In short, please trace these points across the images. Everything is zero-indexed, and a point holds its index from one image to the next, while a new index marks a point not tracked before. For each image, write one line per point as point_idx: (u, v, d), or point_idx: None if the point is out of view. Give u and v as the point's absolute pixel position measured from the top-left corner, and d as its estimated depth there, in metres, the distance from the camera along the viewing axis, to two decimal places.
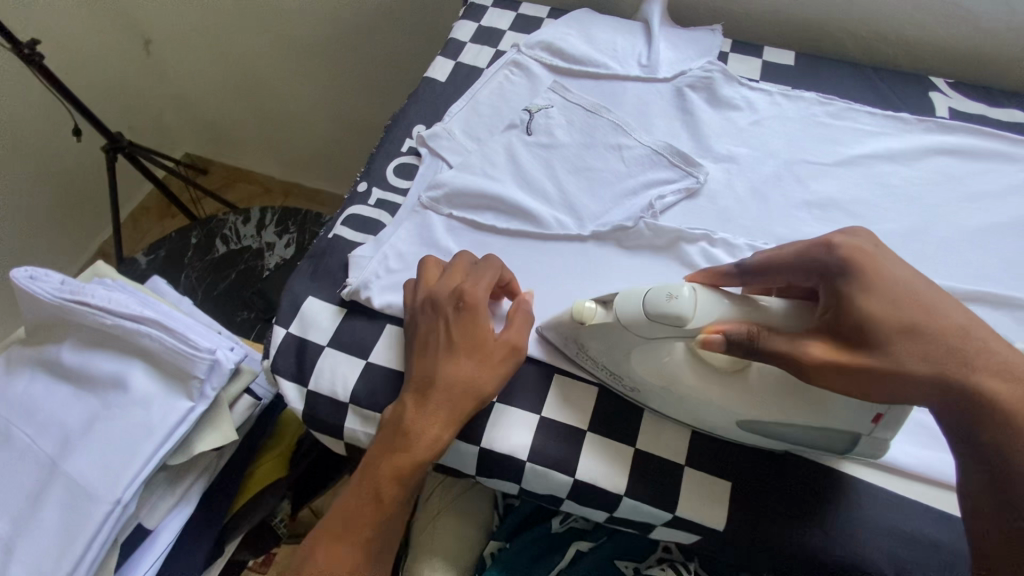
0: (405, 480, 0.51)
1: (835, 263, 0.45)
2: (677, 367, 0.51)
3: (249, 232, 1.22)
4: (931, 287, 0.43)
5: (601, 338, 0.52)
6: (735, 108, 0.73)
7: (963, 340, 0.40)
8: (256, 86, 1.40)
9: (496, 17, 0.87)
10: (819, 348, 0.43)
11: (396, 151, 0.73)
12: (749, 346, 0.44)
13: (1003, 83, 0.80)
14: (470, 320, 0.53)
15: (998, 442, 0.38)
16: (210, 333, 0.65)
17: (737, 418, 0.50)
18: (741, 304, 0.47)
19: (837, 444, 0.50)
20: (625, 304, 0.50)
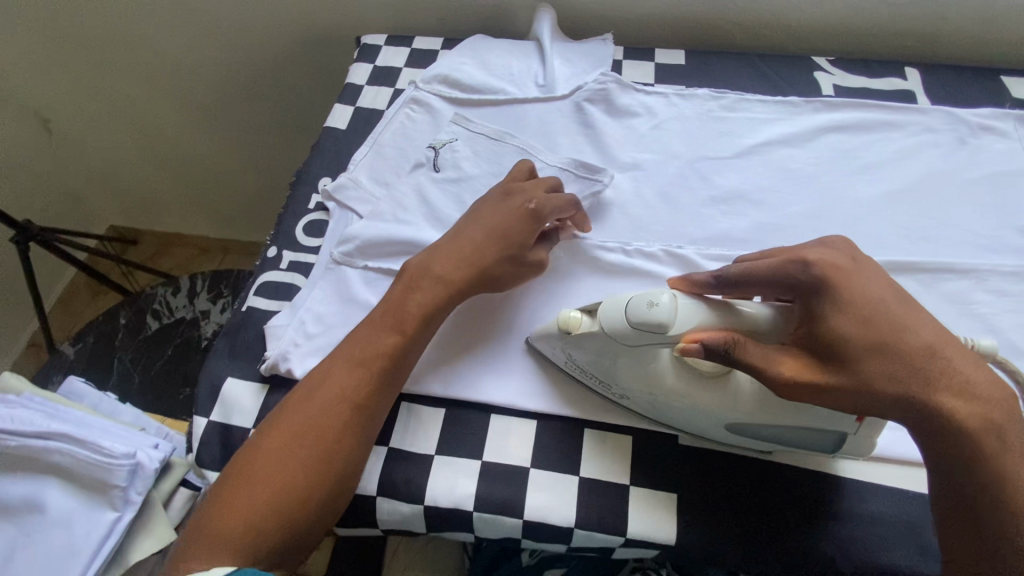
0: (360, 390, 0.51)
1: (810, 280, 0.44)
2: (665, 374, 0.50)
3: (181, 303, 1.18)
4: (898, 302, 0.44)
5: (589, 347, 0.52)
6: (634, 115, 0.75)
7: (929, 363, 0.41)
8: (174, 145, 1.34)
9: (391, 55, 0.86)
10: (792, 366, 0.42)
11: (304, 209, 0.71)
12: (729, 356, 0.43)
13: (880, 52, 0.84)
14: (532, 211, 0.57)
15: (967, 457, 0.41)
16: (131, 432, 0.62)
17: (725, 422, 0.50)
18: (724, 308, 0.45)
19: (825, 441, 0.49)
20: (608, 313, 0.49)
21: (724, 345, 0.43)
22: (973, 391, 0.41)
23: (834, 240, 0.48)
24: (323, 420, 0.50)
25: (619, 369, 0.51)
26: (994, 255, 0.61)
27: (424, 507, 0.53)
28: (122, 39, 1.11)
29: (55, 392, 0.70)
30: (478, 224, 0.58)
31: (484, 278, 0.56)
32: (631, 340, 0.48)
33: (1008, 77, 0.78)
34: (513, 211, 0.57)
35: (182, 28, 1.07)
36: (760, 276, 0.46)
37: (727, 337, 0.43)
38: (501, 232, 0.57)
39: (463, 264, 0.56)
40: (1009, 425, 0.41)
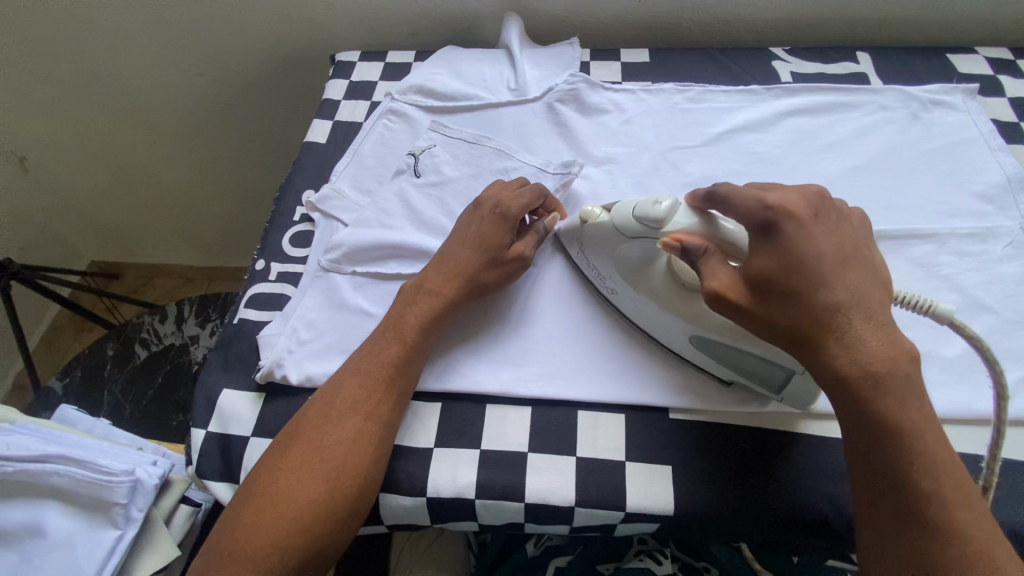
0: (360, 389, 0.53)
1: (764, 220, 0.47)
2: (654, 274, 0.56)
3: (169, 329, 1.17)
4: (834, 263, 0.45)
5: (596, 237, 0.59)
6: (604, 112, 0.78)
7: (832, 315, 0.44)
8: (153, 175, 1.34)
9: (366, 70, 0.89)
10: (721, 282, 0.47)
11: (290, 221, 0.73)
12: (696, 261, 0.49)
13: (832, 40, 0.89)
14: (507, 215, 0.60)
15: (863, 403, 0.43)
16: (128, 452, 0.62)
17: (692, 334, 0.54)
18: (712, 218, 0.50)
19: (774, 379, 0.52)
20: (621, 209, 0.56)
21: (697, 249, 0.49)
22: (859, 347, 0.43)
23: (809, 189, 0.49)
24: (326, 425, 0.51)
25: (617, 263, 0.58)
26: (953, 219, 0.65)
27: (426, 498, 0.54)
28: (95, 71, 1.11)
29: (48, 420, 0.70)
30: (458, 237, 0.61)
31: (471, 280, 0.58)
32: (632, 234, 0.55)
33: (952, 55, 0.82)
34: (484, 218, 0.61)
35: (156, 57, 1.08)
36: (737, 201, 0.49)
37: (703, 244, 0.49)
38: (478, 240, 0.59)
39: (448, 271, 0.58)
40: (903, 384, 0.43)
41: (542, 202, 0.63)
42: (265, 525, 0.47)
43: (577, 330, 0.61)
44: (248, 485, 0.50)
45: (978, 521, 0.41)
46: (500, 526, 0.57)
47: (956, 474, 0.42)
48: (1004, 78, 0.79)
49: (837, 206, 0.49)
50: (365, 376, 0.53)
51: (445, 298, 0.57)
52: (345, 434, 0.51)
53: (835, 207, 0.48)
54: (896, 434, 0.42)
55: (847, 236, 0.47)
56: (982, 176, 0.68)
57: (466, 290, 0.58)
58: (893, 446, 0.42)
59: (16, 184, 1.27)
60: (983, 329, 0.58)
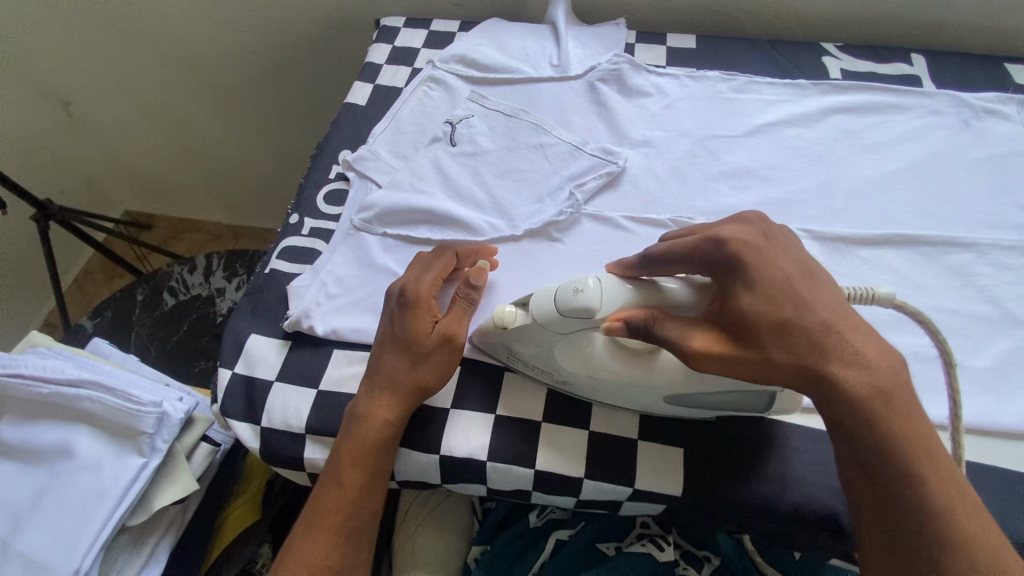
0: (363, 463, 0.52)
1: (721, 256, 0.46)
2: (600, 355, 0.51)
3: (197, 280, 1.19)
4: (805, 281, 0.45)
5: (525, 339, 0.53)
6: (646, 95, 0.77)
7: (825, 335, 0.42)
8: (186, 130, 1.37)
9: (409, 36, 0.89)
10: (702, 338, 0.44)
11: (325, 178, 0.74)
12: (647, 334, 0.45)
13: (887, 40, 0.86)
14: (418, 300, 0.54)
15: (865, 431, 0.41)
16: (156, 386, 0.65)
17: (664, 395, 0.51)
18: (653, 284, 0.48)
19: (757, 403, 0.51)
20: (539, 303, 0.50)
21: (642, 322, 0.45)
22: (863, 361, 0.42)
23: (747, 217, 0.49)
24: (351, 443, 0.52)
25: (562, 355, 0.53)
26: (996, 231, 0.63)
27: (440, 456, 0.55)
28: (145, 20, 1.13)
29: (83, 349, 0.73)
30: (376, 344, 0.56)
31: (415, 352, 0.53)
32: (563, 329, 0.50)
33: (1011, 64, 0.80)
34: (394, 312, 0.55)
35: (203, 9, 1.09)
36: (673, 255, 0.48)
37: (647, 315, 0.45)
38: (407, 302, 0.54)
39: (394, 347, 0.54)
40: (904, 395, 0.42)
41: (449, 264, 0.58)
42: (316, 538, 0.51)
43: None
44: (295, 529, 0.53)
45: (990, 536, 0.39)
46: (508, 493, 0.57)
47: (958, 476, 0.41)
48: None
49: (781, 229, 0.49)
50: (382, 381, 0.53)
51: (408, 372, 0.53)
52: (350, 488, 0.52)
53: (778, 230, 0.49)
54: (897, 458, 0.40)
55: (804, 254, 0.47)
56: None
57: (416, 359, 0.53)
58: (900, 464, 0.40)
59: (60, 126, 1.33)
60: (1018, 343, 0.57)
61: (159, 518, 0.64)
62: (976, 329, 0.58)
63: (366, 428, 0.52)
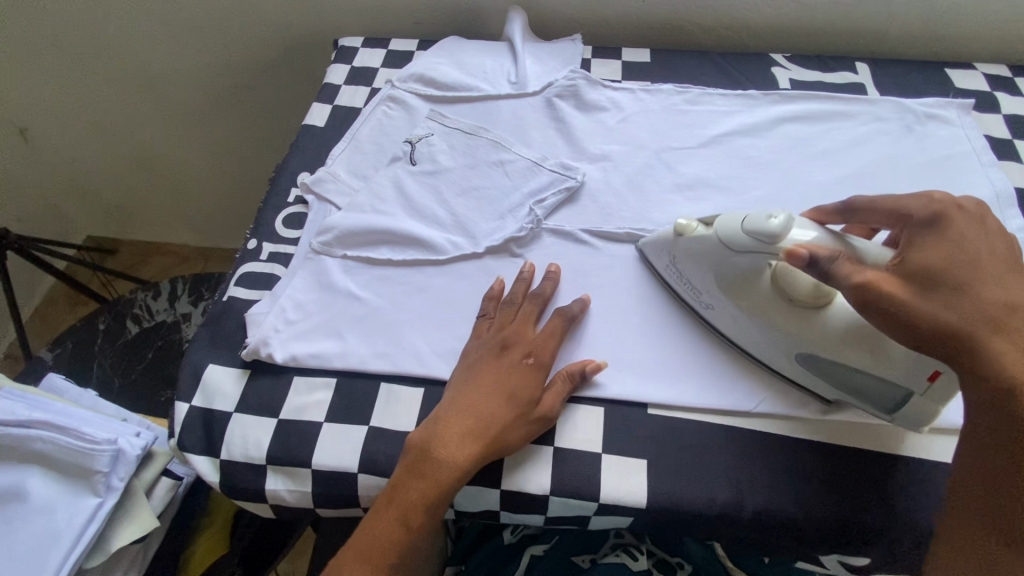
0: (433, 508, 0.50)
1: (929, 215, 0.47)
2: (757, 288, 0.54)
3: (162, 306, 1.17)
4: (1004, 265, 0.44)
5: (698, 255, 0.57)
6: (603, 109, 0.78)
7: (1010, 314, 0.41)
8: (148, 153, 1.34)
9: (368, 56, 0.89)
10: (874, 278, 0.44)
11: (283, 202, 0.73)
12: (823, 266, 0.46)
13: (833, 50, 0.89)
14: (539, 364, 0.55)
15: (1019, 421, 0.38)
16: (112, 422, 0.63)
17: (796, 351, 0.53)
18: (840, 235, 0.49)
19: (887, 400, 0.50)
20: (728, 224, 0.54)
21: (826, 256, 0.46)
22: None
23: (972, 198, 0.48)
24: (421, 483, 0.50)
25: (717, 275, 0.56)
26: None
27: None
28: (98, 43, 1.11)
29: (37, 388, 0.71)
30: (478, 377, 0.54)
31: (527, 403, 0.53)
32: (739, 248, 0.53)
33: (950, 70, 0.83)
34: (511, 361, 0.55)
35: (159, 31, 1.08)
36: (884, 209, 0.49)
37: (832, 251, 0.46)
38: (531, 364, 0.55)
39: (503, 394, 0.53)
40: None
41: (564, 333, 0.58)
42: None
43: None
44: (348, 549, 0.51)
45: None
46: (475, 514, 0.57)
47: None
48: (1000, 95, 0.80)
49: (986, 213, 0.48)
50: (479, 419, 0.52)
51: (505, 418, 0.52)
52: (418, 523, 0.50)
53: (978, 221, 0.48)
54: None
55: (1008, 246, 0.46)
56: (972, 191, 0.68)
57: (531, 409, 0.53)
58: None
59: (15, 153, 1.29)
60: None
61: (120, 558, 0.62)
62: None
63: (439, 467, 0.50)
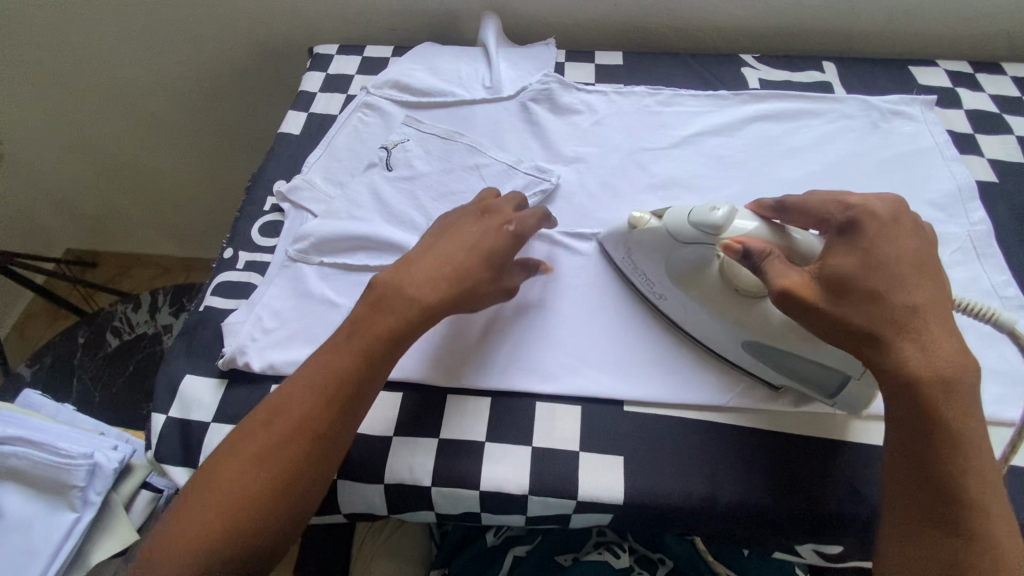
0: (328, 414, 0.48)
1: (846, 219, 0.50)
2: (705, 277, 0.56)
3: (142, 318, 1.17)
4: (913, 267, 0.46)
5: (649, 247, 0.58)
6: (576, 112, 0.79)
7: (909, 315, 0.44)
8: (127, 162, 1.32)
9: (343, 63, 0.89)
10: (796, 282, 0.47)
11: (260, 211, 0.73)
12: (757, 262, 0.49)
13: (801, 49, 0.91)
14: (516, 235, 0.58)
15: (922, 418, 0.43)
16: (89, 437, 0.63)
17: (743, 341, 0.55)
18: (780, 228, 0.52)
19: (829, 384, 0.53)
20: (675, 216, 0.56)
21: (759, 252, 0.49)
22: (935, 350, 0.44)
23: (887, 195, 0.51)
24: (335, 368, 0.50)
25: (667, 267, 0.57)
26: None
27: (383, 484, 0.55)
28: (70, 56, 1.09)
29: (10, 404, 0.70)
30: (457, 234, 0.57)
31: (496, 266, 0.56)
32: (687, 240, 0.54)
33: (914, 67, 0.85)
34: (488, 227, 0.58)
35: (136, 41, 1.07)
36: (812, 208, 0.53)
37: (765, 247, 0.49)
38: (512, 232, 0.58)
39: (477, 249, 0.56)
40: (967, 397, 0.43)
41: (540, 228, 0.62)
42: (227, 508, 0.45)
43: (541, 319, 0.62)
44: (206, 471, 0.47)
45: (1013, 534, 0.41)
46: (456, 516, 0.57)
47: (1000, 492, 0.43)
48: (962, 91, 0.82)
49: (916, 219, 0.50)
50: (445, 269, 0.54)
51: (473, 277, 0.55)
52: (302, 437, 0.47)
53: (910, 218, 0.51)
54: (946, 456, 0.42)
55: (925, 249, 0.48)
56: (935, 184, 0.70)
57: (499, 272, 0.57)
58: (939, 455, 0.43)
59: None
60: None
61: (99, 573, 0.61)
62: None
63: (369, 340, 0.50)
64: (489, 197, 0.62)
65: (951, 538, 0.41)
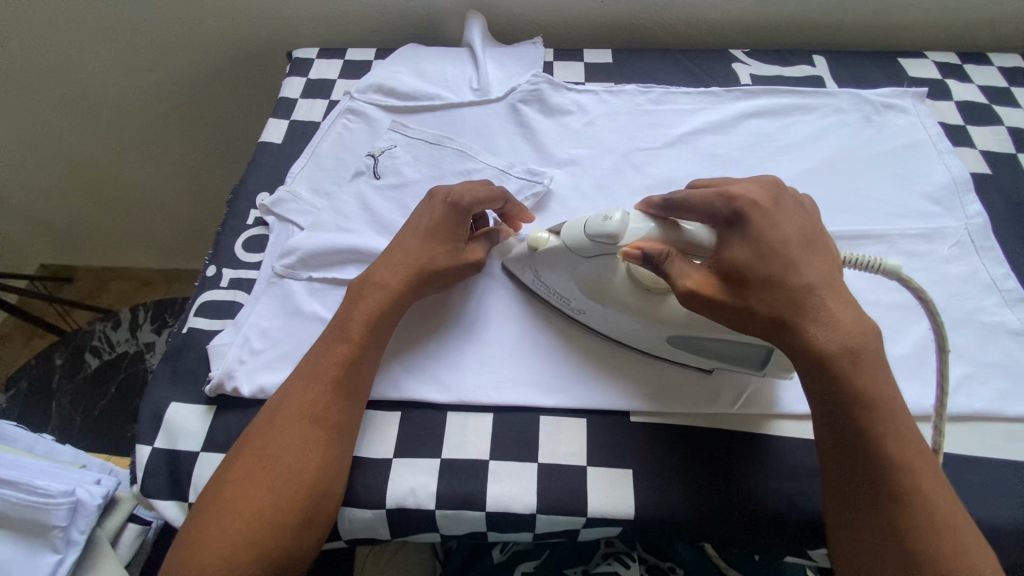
0: (324, 417, 0.50)
1: (729, 211, 0.48)
2: (615, 286, 0.55)
3: (122, 336, 1.13)
4: (801, 244, 0.47)
5: (552, 264, 0.57)
6: (567, 113, 0.77)
7: (807, 296, 0.45)
8: (99, 175, 1.27)
9: (324, 67, 0.86)
10: (697, 279, 0.47)
11: (242, 225, 0.70)
12: (659, 266, 0.48)
13: (791, 42, 0.90)
14: (461, 213, 0.59)
15: (841, 397, 0.44)
16: (68, 471, 0.60)
17: (667, 334, 0.55)
18: (674, 224, 0.49)
19: (755, 356, 0.53)
20: (570, 231, 0.54)
21: (658, 254, 0.48)
22: (835, 325, 0.44)
23: (766, 179, 0.50)
24: (323, 359, 0.53)
25: (576, 280, 0.56)
26: (903, 221, 0.67)
27: (385, 509, 0.53)
28: (33, 67, 1.04)
29: None
30: (407, 229, 0.59)
31: (448, 236, 0.59)
32: (586, 254, 0.53)
33: (903, 59, 0.85)
34: (433, 211, 0.59)
35: (104, 48, 1.02)
36: (690, 201, 0.50)
37: (662, 248, 0.48)
38: (459, 209, 0.59)
39: (423, 236, 0.58)
40: (873, 363, 0.44)
41: (507, 199, 0.62)
42: (234, 511, 0.46)
43: (537, 328, 0.61)
44: (203, 502, 0.48)
45: (941, 489, 0.43)
46: (461, 537, 0.56)
47: (923, 451, 0.44)
48: (951, 82, 0.82)
49: (794, 195, 0.50)
50: (398, 255, 0.57)
51: (428, 252, 0.58)
52: (293, 438, 0.49)
53: (790, 195, 0.51)
54: (870, 431, 0.43)
55: (810, 221, 0.49)
56: (931, 178, 0.70)
57: (454, 250, 0.59)
58: (863, 429, 0.44)
59: None
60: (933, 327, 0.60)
61: None
62: (896, 318, 0.60)
63: (348, 330, 0.54)
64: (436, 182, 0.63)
65: (890, 511, 0.42)
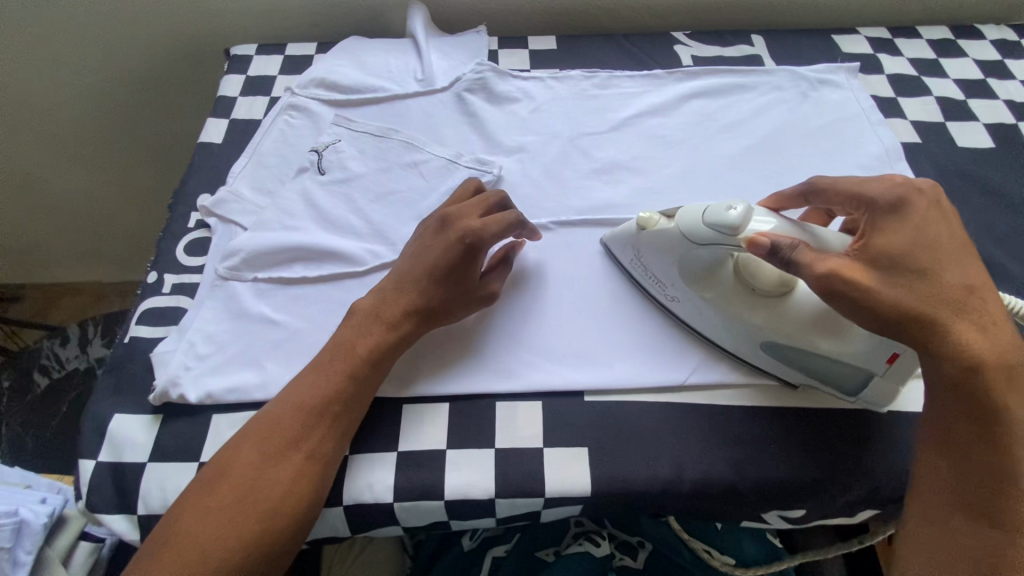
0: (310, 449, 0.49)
1: (891, 200, 0.50)
2: (724, 280, 0.56)
3: (72, 353, 1.09)
4: (958, 249, 0.49)
5: (659, 248, 0.57)
6: (514, 100, 0.77)
7: (962, 294, 0.46)
8: (32, 191, 1.20)
9: (263, 64, 0.84)
10: (842, 265, 0.47)
11: (184, 229, 0.68)
12: (784, 258, 0.48)
13: (730, 23, 0.92)
14: (473, 250, 0.56)
15: (988, 399, 0.45)
16: (13, 493, 0.58)
17: (763, 342, 0.54)
18: (802, 224, 0.51)
19: (852, 382, 0.54)
20: (687, 215, 0.54)
21: (787, 244, 0.48)
22: (984, 329, 0.46)
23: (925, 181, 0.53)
24: (311, 391, 0.51)
25: (679, 267, 0.56)
26: None
27: (343, 506, 0.52)
28: None
29: None
30: (416, 253, 0.58)
31: (460, 278, 0.57)
32: (702, 242, 0.53)
33: (836, 36, 0.87)
34: (445, 242, 0.57)
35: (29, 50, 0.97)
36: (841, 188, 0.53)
37: (795, 240, 0.48)
38: (468, 248, 0.56)
39: (427, 267, 0.56)
40: (1018, 373, 0.46)
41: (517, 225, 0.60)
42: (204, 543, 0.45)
43: (490, 316, 0.61)
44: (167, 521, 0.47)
45: None
46: (423, 528, 0.56)
47: None
48: (882, 57, 0.85)
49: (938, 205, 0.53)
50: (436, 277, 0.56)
51: (434, 289, 0.56)
52: (284, 471, 0.48)
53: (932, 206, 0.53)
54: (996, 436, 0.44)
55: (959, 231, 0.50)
56: (864, 148, 0.72)
57: (465, 288, 0.57)
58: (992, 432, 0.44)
59: None
60: None
61: None
62: None
63: (350, 361, 0.53)
64: (449, 204, 0.61)
65: (998, 529, 0.43)
